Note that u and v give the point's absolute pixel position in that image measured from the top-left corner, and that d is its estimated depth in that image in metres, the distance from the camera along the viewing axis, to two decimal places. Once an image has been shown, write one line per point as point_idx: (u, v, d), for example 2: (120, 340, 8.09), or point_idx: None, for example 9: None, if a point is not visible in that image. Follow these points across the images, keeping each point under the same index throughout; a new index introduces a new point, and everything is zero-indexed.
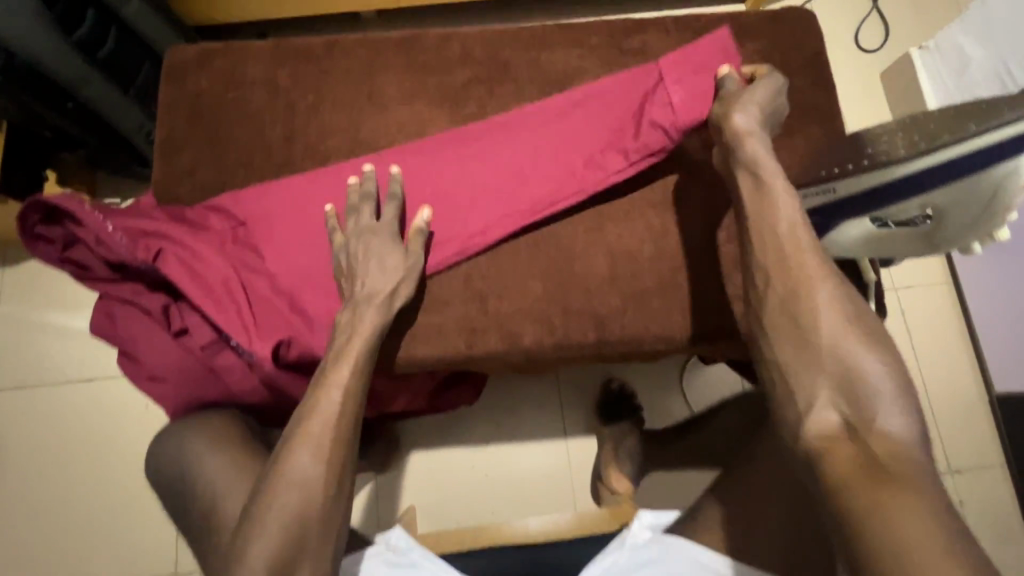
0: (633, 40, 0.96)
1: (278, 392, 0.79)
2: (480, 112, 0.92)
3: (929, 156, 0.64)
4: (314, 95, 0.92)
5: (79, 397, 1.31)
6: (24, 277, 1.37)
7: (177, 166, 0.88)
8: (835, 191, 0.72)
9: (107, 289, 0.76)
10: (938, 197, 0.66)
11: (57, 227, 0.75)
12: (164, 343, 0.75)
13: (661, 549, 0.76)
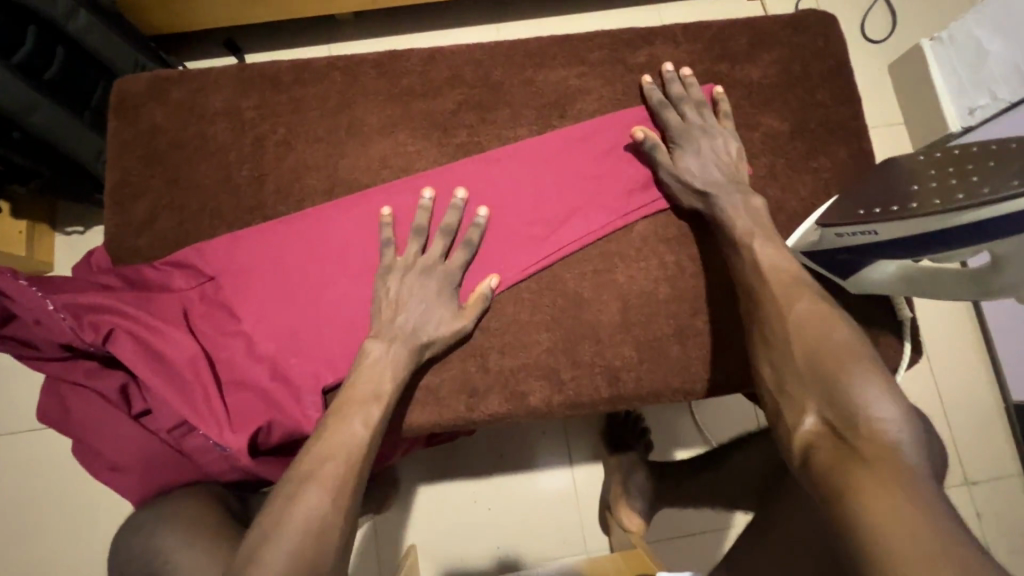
0: (639, 53, 0.86)
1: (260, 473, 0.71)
2: (473, 141, 0.83)
3: (1010, 202, 0.56)
4: (285, 127, 0.81)
5: None
6: None
7: (133, 216, 0.79)
8: (875, 233, 0.65)
9: (54, 370, 0.67)
10: (999, 245, 0.60)
11: None
12: (123, 428, 0.66)
13: None
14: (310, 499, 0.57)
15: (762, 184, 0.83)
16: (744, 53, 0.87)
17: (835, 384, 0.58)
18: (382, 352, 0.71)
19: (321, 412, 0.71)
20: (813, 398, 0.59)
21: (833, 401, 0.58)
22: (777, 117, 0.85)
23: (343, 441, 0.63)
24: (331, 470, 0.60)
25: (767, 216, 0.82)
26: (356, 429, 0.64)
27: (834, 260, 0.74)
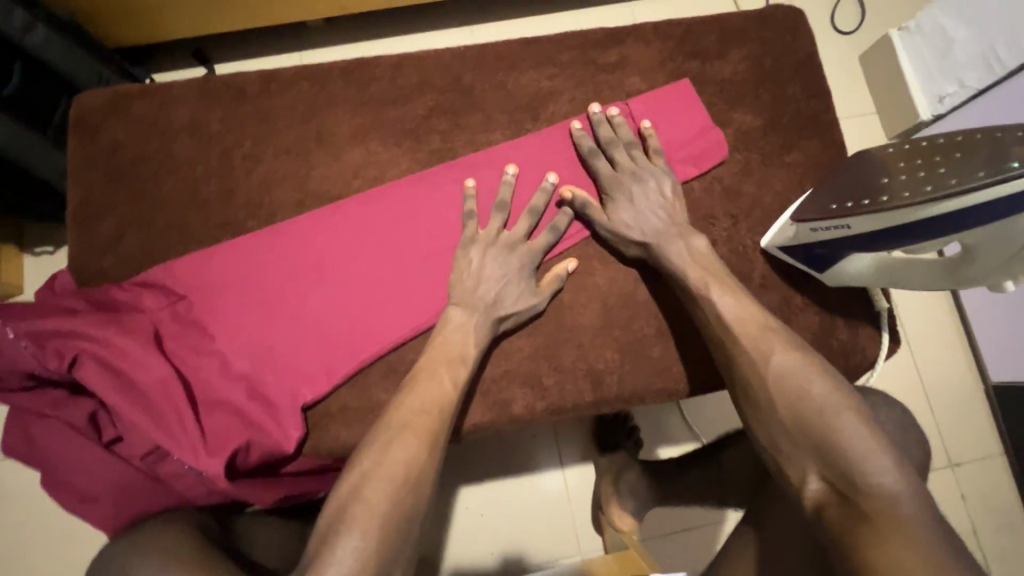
0: (610, 53, 0.86)
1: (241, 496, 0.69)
2: (445, 147, 0.82)
3: (974, 194, 0.57)
4: (252, 140, 0.80)
5: None
6: None
7: (97, 237, 0.76)
8: (848, 227, 0.66)
9: (21, 401, 0.65)
10: (965, 236, 0.61)
11: None
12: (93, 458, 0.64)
13: None
14: (393, 465, 0.59)
15: (737, 181, 0.83)
16: (714, 50, 0.87)
17: (826, 442, 0.59)
18: (460, 323, 0.72)
19: (301, 430, 0.69)
20: (810, 456, 0.60)
21: (829, 459, 0.58)
22: (749, 113, 0.85)
23: (425, 411, 0.65)
24: (410, 441, 0.61)
25: (743, 213, 0.82)
26: (427, 406, 0.65)
27: (811, 254, 0.74)
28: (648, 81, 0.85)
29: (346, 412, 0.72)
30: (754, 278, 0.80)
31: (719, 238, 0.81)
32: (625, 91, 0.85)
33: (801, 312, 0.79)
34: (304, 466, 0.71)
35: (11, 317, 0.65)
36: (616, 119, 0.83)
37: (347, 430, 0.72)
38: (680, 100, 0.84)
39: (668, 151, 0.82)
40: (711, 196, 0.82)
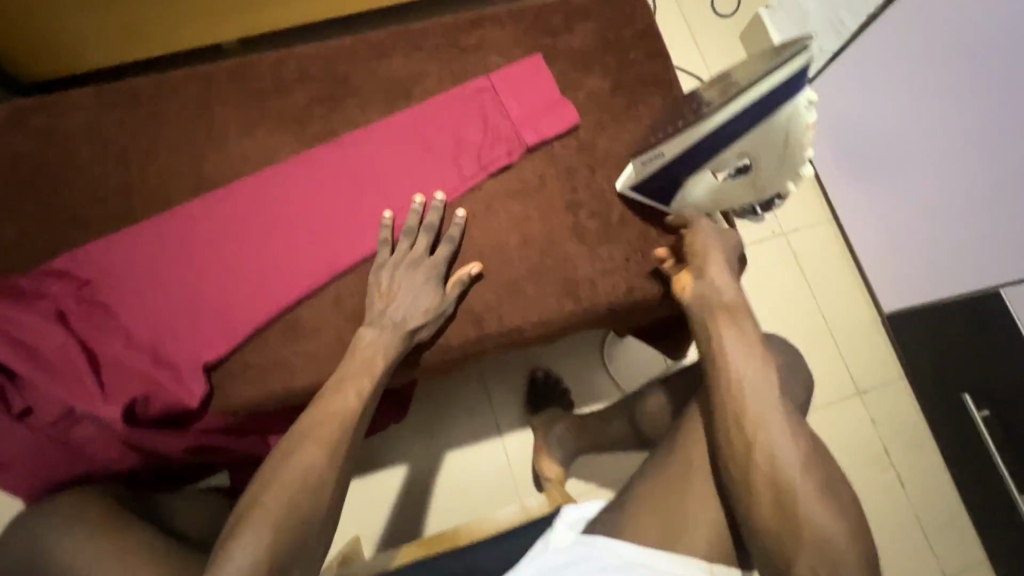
0: (471, 37, 0.97)
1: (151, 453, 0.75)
2: (328, 129, 0.91)
3: (739, 100, 0.72)
4: (147, 137, 0.88)
5: None
6: None
7: (3, 238, 0.82)
8: (665, 152, 0.79)
9: None
10: (747, 142, 0.76)
11: None
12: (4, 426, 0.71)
13: (582, 549, 0.77)
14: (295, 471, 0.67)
15: (592, 136, 0.94)
16: (563, 27, 0.99)
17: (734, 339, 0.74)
18: (371, 340, 0.78)
19: (204, 388, 0.76)
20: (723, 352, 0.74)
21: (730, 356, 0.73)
22: (599, 78, 0.97)
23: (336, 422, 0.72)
24: (325, 440, 0.70)
25: (599, 163, 0.93)
26: (344, 411, 0.73)
27: (654, 188, 0.85)
28: (506, 57, 0.96)
29: (246, 370, 0.79)
30: (613, 218, 0.90)
31: (580, 185, 0.91)
32: (487, 68, 0.96)
33: (655, 243, 0.90)
34: (212, 423, 0.78)
35: None
36: (479, 92, 0.94)
37: (248, 386, 0.78)
38: (535, 71, 0.95)
39: (529, 114, 0.93)
40: (569, 151, 0.93)
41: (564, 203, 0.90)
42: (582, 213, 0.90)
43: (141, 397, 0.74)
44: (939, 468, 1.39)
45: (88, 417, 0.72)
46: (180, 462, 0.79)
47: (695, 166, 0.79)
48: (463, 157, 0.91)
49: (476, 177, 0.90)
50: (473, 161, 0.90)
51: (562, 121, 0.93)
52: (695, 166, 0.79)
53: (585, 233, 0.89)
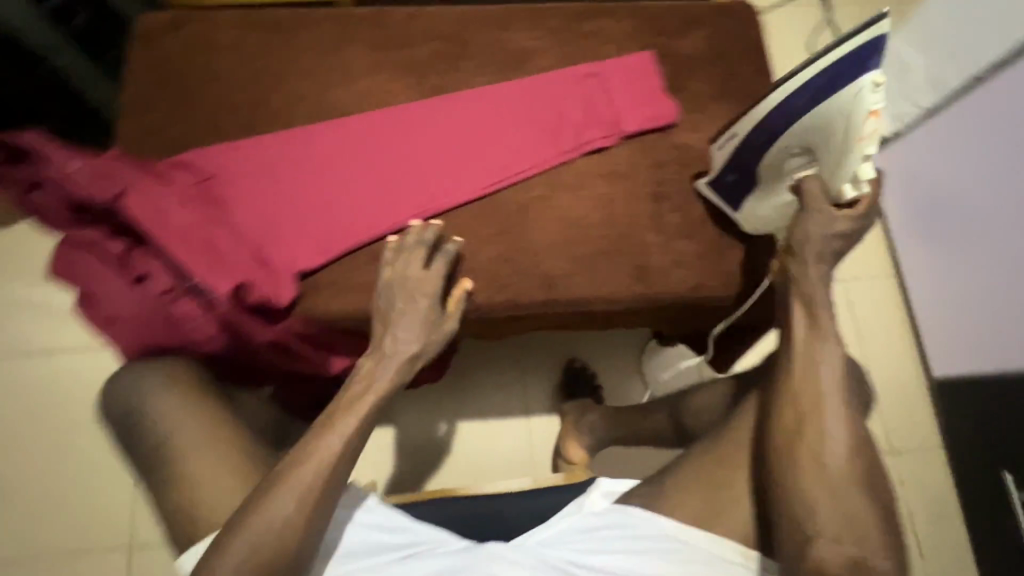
0: (588, 24, 1.02)
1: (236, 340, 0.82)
2: (443, 84, 0.97)
3: (794, 76, 0.75)
4: (282, 62, 0.96)
5: (65, 368, 1.41)
6: (10, 252, 1.46)
7: (144, 126, 0.91)
8: (732, 136, 0.85)
9: (69, 232, 0.79)
10: (800, 126, 0.76)
11: (21, 168, 0.78)
12: (119, 285, 0.78)
13: (613, 514, 0.82)
14: (302, 483, 0.66)
15: (686, 135, 0.97)
16: (677, 29, 1.03)
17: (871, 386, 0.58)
18: (373, 369, 0.74)
19: (294, 292, 0.83)
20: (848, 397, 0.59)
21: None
22: (703, 83, 1.00)
23: (333, 444, 0.68)
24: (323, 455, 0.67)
25: (689, 162, 0.96)
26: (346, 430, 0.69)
27: (726, 182, 0.89)
28: (618, 48, 1.01)
29: (333, 284, 0.85)
30: (693, 216, 0.94)
31: (667, 180, 0.95)
32: (598, 56, 1.01)
33: (729, 248, 0.93)
34: (294, 326, 0.84)
35: (76, 155, 0.79)
36: (586, 75, 0.99)
37: (332, 299, 0.85)
38: (641, 67, 1.00)
39: (632, 103, 0.96)
40: (663, 146, 0.96)
41: (649, 193, 0.94)
42: (664, 206, 0.94)
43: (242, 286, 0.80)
44: (965, 547, 1.31)
45: (195, 294, 0.78)
46: (258, 356, 0.86)
47: (761, 159, 0.84)
48: (562, 131, 0.95)
49: (572, 151, 0.94)
50: (571, 136, 0.94)
51: (662, 116, 0.97)
52: (761, 160, 0.84)
53: (664, 225, 0.93)
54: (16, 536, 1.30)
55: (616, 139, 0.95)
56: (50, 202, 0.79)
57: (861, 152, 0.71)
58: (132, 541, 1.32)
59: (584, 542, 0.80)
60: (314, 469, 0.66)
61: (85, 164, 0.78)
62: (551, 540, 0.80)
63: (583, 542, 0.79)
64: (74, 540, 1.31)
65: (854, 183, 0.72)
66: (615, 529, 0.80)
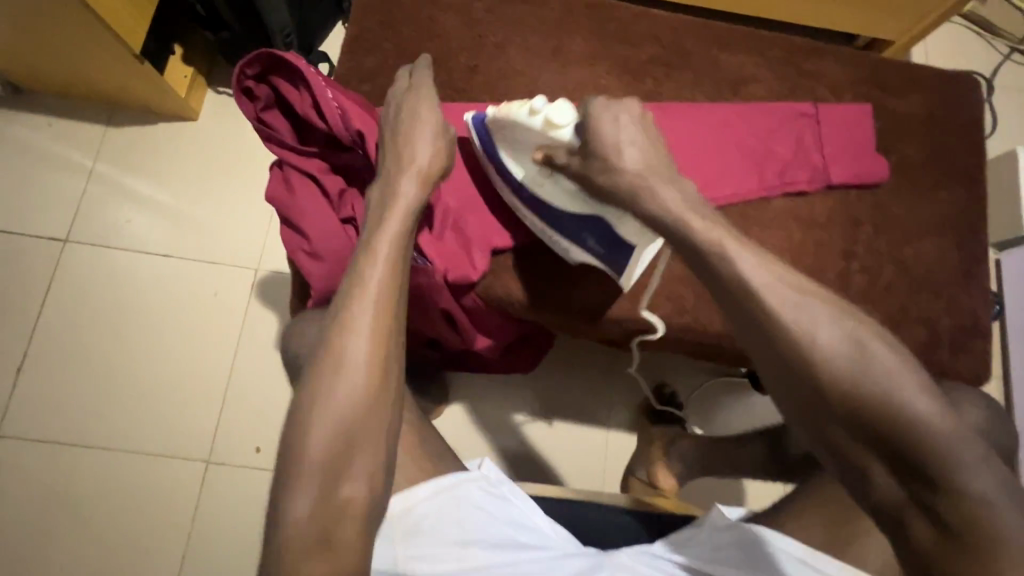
0: (810, 62, 0.99)
1: (418, 300, 0.87)
2: (656, 92, 0.96)
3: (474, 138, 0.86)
4: (503, 33, 0.95)
5: (179, 274, 1.45)
6: (152, 151, 1.51)
7: (362, 66, 0.91)
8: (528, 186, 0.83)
9: (292, 157, 0.79)
10: (524, 149, 0.81)
11: (264, 86, 0.79)
12: (332, 223, 0.78)
13: (743, 535, 0.80)
14: (340, 386, 0.64)
15: (888, 198, 0.94)
16: (898, 88, 0.99)
17: (905, 438, 0.56)
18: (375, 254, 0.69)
19: (484, 268, 0.86)
20: (870, 452, 0.58)
21: (897, 452, 0.56)
22: (914, 148, 0.97)
23: (353, 336, 0.65)
24: (348, 349, 0.65)
25: (886, 226, 0.93)
26: (368, 311, 0.66)
27: (604, 254, 0.85)
28: (836, 93, 0.98)
29: (516, 269, 0.89)
30: (880, 281, 0.91)
31: (860, 239, 0.92)
32: (813, 96, 0.98)
33: (910, 322, 0.90)
34: (469, 301, 0.89)
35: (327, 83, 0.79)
36: (803, 114, 0.95)
37: (514, 282, 0.88)
38: (860, 119, 0.96)
39: (841, 154, 0.94)
40: (863, 204, 0.94)
41: (840, 248, 0.92)
42: (853, 264, 0.91)
43: (448, 259, 0.84)
44: None
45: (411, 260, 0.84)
46: (426, 318, 0.90)
47: (580, 227, 0.84)
48: (766, 167, 0.93)
49: (774, 190, 0.92)
50: (775, 173, 0.93)
51: (871, 173, 0.94)
52: (581, 232, 0.85)
53: (849, 284, 0.91)
54: (103, 426, 1.34)
55: (820, 187, 0.93)
56: (284, 127, 0.81)
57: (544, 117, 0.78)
58: (209, 457, 1.35)
59: (707, 557, 0.80)
60: (345, 366, 0.65)
61: (336, 95, 0.78)
62: (675, 549, 0.82)
63: (705, 556, 0.80)
64: (156, 441, 1.35)
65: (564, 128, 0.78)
66: (745, 552, 0.78)
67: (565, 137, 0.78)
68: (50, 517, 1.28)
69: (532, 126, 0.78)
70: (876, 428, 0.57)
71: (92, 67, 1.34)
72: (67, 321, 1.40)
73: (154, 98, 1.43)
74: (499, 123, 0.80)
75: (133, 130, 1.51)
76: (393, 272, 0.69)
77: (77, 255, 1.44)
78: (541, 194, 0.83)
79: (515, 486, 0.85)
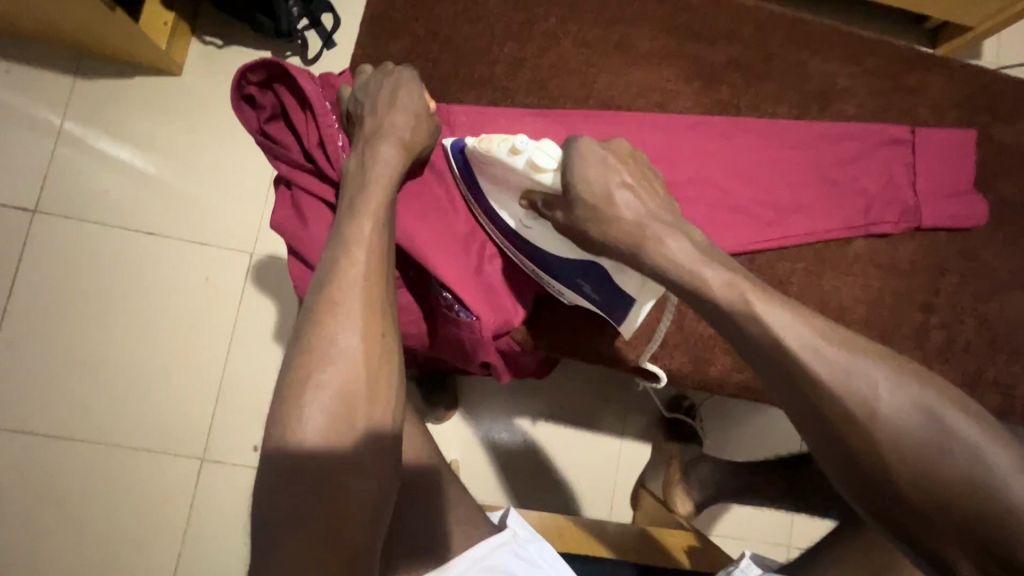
0: (909, 75, 0.85)
1: (457, 351, 0.76)
2: (730, 102, 0.82)
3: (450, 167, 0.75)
4: (557, 20, 0.80)
5: (165, 255, 1.30)
6: (130, 108, 1.32)
7: (387, 53, 0.77)
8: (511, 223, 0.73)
9: (297, 173, 0.71)
10: (503, 186, 0.71)
11: (269, 94, 0.71)
12: None
13: None
14: (315, 413, 0.57)
15: (980, 242, 0.83)
16: (1007, 111, 0.86)
17: (1003, 531, 0.43)
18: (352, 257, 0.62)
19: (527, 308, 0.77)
20: (959, 547, 0.45)
21: (1000, 554, 0.43)
22: (1016, 185, 0.85)
23: (325, 355, 0.59)
24: (319, 372, 0.58)
25: (974, 276, 0.83)
26: (339, 328, 0.60)
27: (601, 301, 0.74)
28: (936, 115, 0.85)
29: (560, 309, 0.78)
30: (960, 340, 0.82)
31: (944, 290, 0.82)
32: (909, 116, 0.85)
33: (987, 386, 0.82)
34: (506, 344, 0.78)
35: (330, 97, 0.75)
36: (898, 139, 0.82)
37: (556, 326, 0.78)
38: (962, 148, 0.83)
39: (936, 189, 0.82)
40: (951, 249, 0.83)
41: (921, 300, 0.82)
42: (933, 319, 0.82)
43: (488, 301, 0.73)
44: None
45: (449, 306, 0.72)
46: (460, 362, 0.79)
47: (575, 272, 0.74)
48: (851, 201, 0.81)
49: (857, 229, 0.80)
50: (860, 208, 0.81)
51: (968, 212, 0.82)
52: (575, 278, 0.74)
53: (927, 341, 0.81)
54: (88, 417, 1.25)
55: (909, 227, 0.81)
56: (288, 139, 0.72)
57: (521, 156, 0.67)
58: (203, 455, 1.26)
59: None
60: (318, 390, 0.58)
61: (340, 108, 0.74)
62: None
63: None
64: (146, 437, 1.26)
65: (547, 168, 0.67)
66: None
67: (548, 181, 0.67)
68: (36, 510, 1.21)
69: (516, 168, 0.67)
70: (956, 514, 0.45)
71: (52, 11, 1.12)
72: (40, 303, 1.27)
73: (133, 49, 1.24)
74: (479, 157, 0.70)
75: (107, 82, 1.31)
76: (368, 285, 0.62)
77: (48, 228, 1.28)
78: (527, 236, 0.73)
79: (545, 544, 0.76)
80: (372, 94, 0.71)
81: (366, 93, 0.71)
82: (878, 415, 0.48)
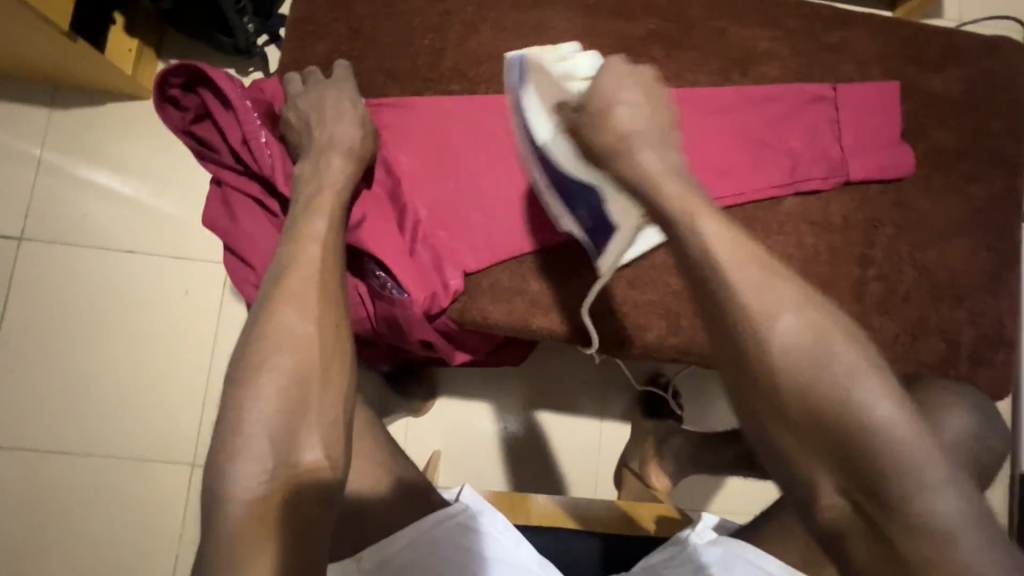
0: (829, 32, 0.86)
1: (395, 331, 0.79)
2: (652, 74, 0.84)
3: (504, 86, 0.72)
4: (475, 10, 0.83)
5: (147, 271, 1.36)
6: (105, 132, 1.38)
7: (312, 55, 0.81)
8: (540, 138, 0.72)
9: (224, 172, 0.76)
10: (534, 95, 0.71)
11: (190, 96, 0.76)
12: (263, 235, 0.74)
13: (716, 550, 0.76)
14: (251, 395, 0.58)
15: (912, 191, 0.84)
16: (934, 61, 0.86)
17: (899, 492, 0.47)
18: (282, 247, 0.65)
19: (459, 285, 0.78)
20: (824, 463, 0.50)
21: (890, 503, 0.47)
22: (948, 134, 0.85)
23: (258, 340, 0.61)
24: (253, 356, 0.60)
25: (910, 226, 0.83)
26: (273, 312, 0.62)
27: (601, 227, 0.76)
28: (859, 70, 0.86)
29: (495, 290, 0.79)
30: (899, 290, 0.82)
31: (879, 242, 0.83)
32: (832, 72, 0.86)
33: (930, 333, 0.82)
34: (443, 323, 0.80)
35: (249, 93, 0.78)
36: (819, 98, 0.84)
37: (491, 303, 0.79)
38: (884, 100, 0.84)
39: (860, 143, 0.83)
40: (884, 201, 0.83)
41: (856, 253, 0.82)
42: (869, 271, 0.82)
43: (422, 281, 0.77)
44: None
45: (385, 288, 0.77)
46: (403, 341, 0.81)
47: (573, 194, 0.74)
48: (775, 160, 0.82)
49: (782, 186, 0.82)
50: (783, 166, 0.82)
51: (895, 162, 0.83)
52: (574, 201, 0.75)
53: (865, 293, 0.82)
54: (83, 432, 1.31)
55: (835, 182, 0.83)
56: (213, 138, 0.77)
57: (572, 71, 0.72)
58: (193, 461, 1.31)
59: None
60: (253, 373, 0.59)
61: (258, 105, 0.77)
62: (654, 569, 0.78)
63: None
64: (138, 446, 1.31)
65: (580, 81, 0.72)
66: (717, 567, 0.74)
67: (577, 87, 0.72)
68: (37, 523, 1.27)
69: (553, 77, 0.72)
70: (876, 484, 0.48)
71: (20, 47, 1.19)
72: (32, 326, 1.33)
73: (101, 79, 1.30)
74: (531, 65, 0.71)
75: (82, 111, 1.38)
76: (301, 272, 0.64)
77: (33, 254, 1.35)
78: (547, 153, 0.72)
79: (497, 514, 0.78)
80: (297, 98, 0.75)
81: (292, 97, 0.76)
82: (826, 358, 0.51)
